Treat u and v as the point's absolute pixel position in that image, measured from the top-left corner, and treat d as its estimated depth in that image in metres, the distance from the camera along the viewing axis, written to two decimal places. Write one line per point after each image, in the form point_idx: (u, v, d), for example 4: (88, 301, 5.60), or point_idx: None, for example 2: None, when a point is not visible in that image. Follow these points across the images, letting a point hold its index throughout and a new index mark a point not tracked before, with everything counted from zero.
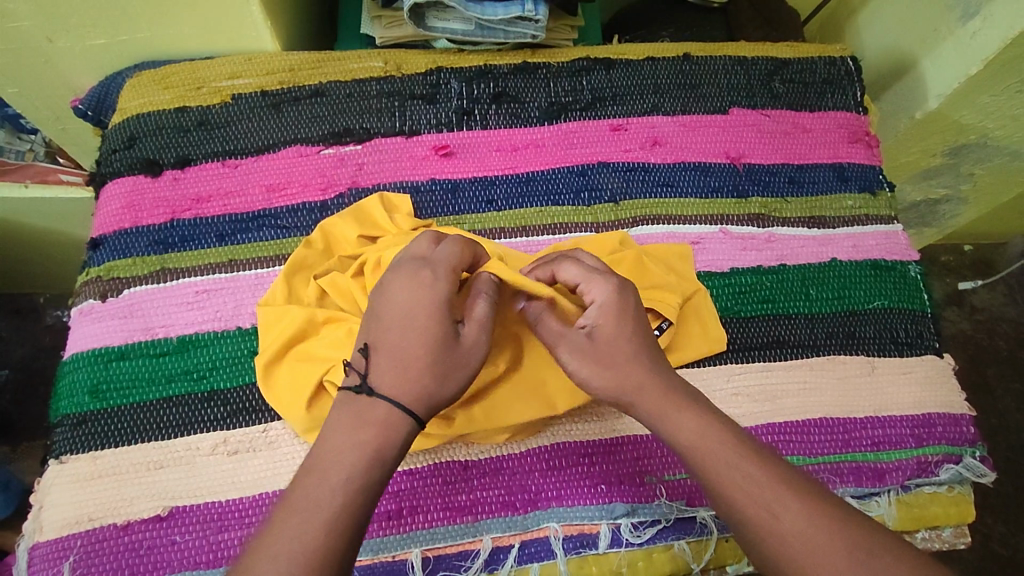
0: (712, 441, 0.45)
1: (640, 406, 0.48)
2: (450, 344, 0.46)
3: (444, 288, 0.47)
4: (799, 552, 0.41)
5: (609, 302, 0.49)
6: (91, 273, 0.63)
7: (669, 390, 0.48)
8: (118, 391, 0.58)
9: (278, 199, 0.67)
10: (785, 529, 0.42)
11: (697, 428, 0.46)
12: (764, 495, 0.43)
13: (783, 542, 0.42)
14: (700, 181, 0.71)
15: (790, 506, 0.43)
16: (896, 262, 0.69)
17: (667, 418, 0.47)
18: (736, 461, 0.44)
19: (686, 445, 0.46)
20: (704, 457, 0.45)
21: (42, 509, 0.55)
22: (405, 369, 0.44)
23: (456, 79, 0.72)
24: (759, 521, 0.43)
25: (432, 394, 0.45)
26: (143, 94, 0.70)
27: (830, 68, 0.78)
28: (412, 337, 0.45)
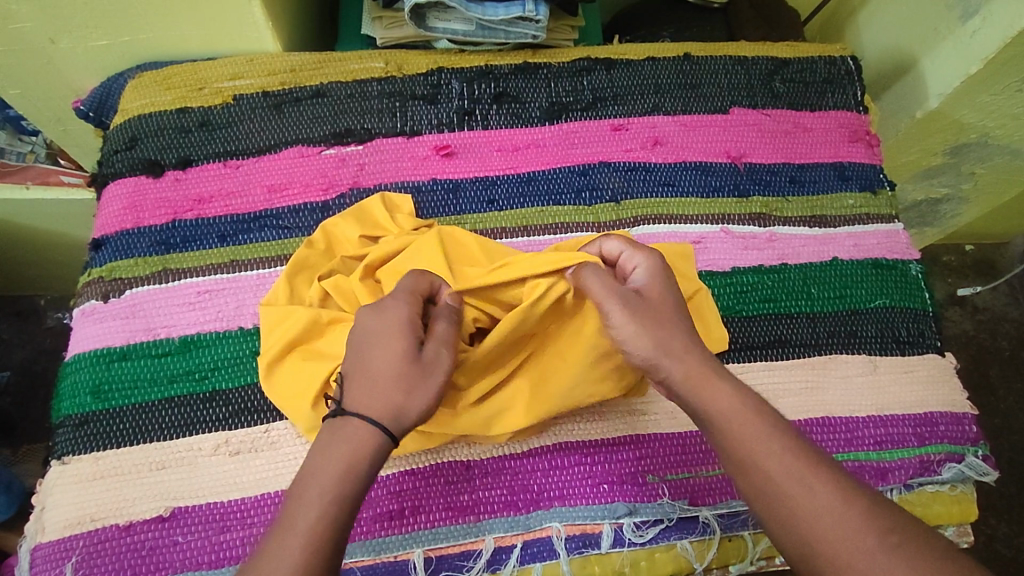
0: (746, 418, 0.46)
1: (677, 370, 0.48)
2: (413, 361, 0.46)
3: (399, 313, 0.48)
4: (822, 534, 0.42)
5: (654, 271, 0.52)
6: (93, 274, 0.63)
7: (705, 361, 0.48)
8: (120, 392, 0.58)
9: (280, 200, 0.67)
10: (821, 503, 0.43)
11: (734, 401, 0.47)
12: (791, 476, 0.44)
13: (818, 517, 0.42)
14: (701, 180, 0.71)
15: (816, 490, 0.43)
16: (897, 261, 0.69)
17: (705, 391, 0.47)
18: (768, 439, 0.45)
19: (723, 418, 0.46)
20: (738, 433, 0.45)
21: (44, 510, 0.55)
22: (372, 390, 0.45)
23: (457, 79, 0.72)
24: (795, 496, 0.43)
25: (404, 411, 0.45)
26: (145, 94, 0.70)
27: (830, 67, 0.78)
28: (376, 359, 0.46)
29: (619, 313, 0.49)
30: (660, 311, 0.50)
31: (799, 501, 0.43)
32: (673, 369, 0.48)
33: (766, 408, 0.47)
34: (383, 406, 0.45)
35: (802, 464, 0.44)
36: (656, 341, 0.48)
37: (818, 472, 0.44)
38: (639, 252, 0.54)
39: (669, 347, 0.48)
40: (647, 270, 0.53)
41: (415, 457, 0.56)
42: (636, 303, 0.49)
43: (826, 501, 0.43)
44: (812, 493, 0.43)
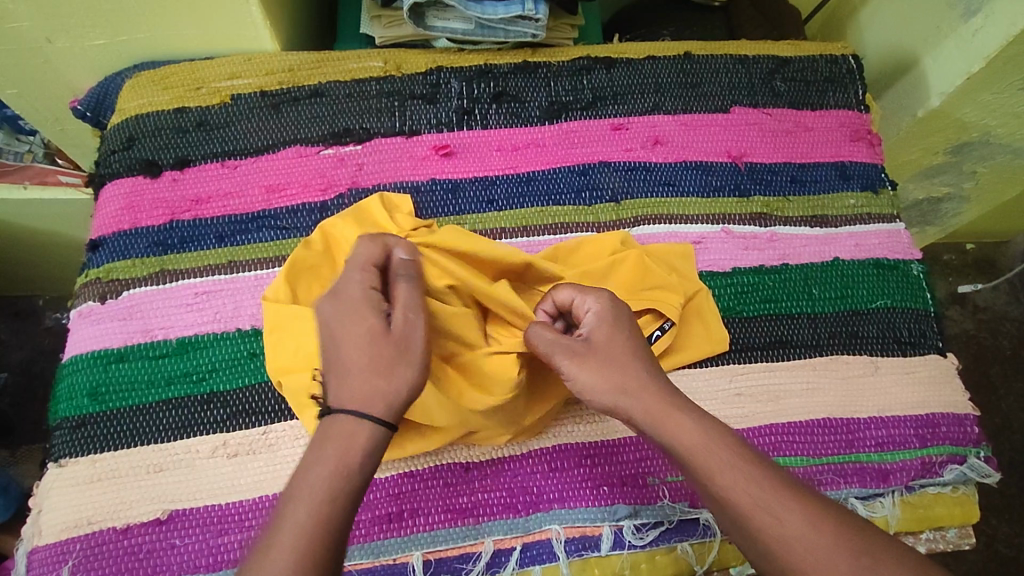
0: (702, 449, 0.45)
1: (637, 409, 0.47)
2: (383, 337, 0.46)
3: (356, 289, 0.48)
4: (794, 560, 0.41)
5: (605, 313, 0.51)
6: (90, 274, 0.63)
7: (658, 393, 0.48)
8: (118, 393, 0.58)
9: (278, 200, 0.67)
10: (787, 531, 0.42)
11: (696, 433, 0.46)
12: (752, 503, 0.43)
13: (786, 545, 0.42)
14: (702, 180, 0.70)
15: (782, 517, 0.42)
16: (899, 261, 0.69)
17: (661, 426, 0.46)
18: (735, 467, 0.44)
19: (683, 450, 0.45)
20: (699, 464, 0.45)
21: (42, 512, 0.54)
22: (347, 375, 0.45)
23: (456, 78, 0.72)
24: (761, 523, 0.43)
25: (386, 393, 0.45)
26: (142, 94, 0.70)
27: (831, 66, 0.78)
28: (346, 340, 0.46)
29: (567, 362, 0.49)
30: (610, 350, 0.50)
31: (761, 526, 0.43)
32: (631, 408, 0.48)
33: (725, 435, 0.46)
34: (363, 392, 0.44)
35: (772, 486, 0.44)
36: (609, 385, 0.48)
37: (783, 495, 0.43)
38: (588, 295, 0.52)
39: (621, 387, 0.48)
40: (598, 312, 0.51)
41: (416, 459, 0.55)
42: (581, 347, 0.50)
43: (792, 525, 0.42)
44: (784, 513, 0.43)
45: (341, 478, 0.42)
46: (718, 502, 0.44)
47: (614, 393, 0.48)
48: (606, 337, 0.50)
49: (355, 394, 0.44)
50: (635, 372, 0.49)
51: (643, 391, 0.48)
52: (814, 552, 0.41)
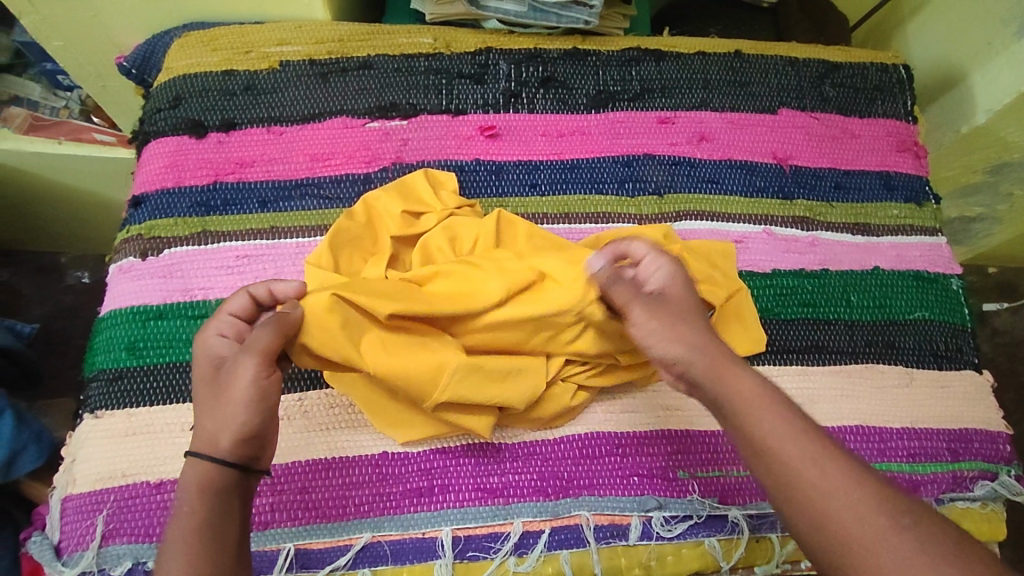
0: (755, 400, 0.43)
1: (695, 359, 0.45)
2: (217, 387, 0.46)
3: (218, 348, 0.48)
4: (840, 521, 0.38)
5: (675, 276, 0.49)
6: (131, 231, 0.63)
7: (718, 348, 0.45)
8: (156, 349, 0.58)
9: (322, 169, 0.66)
10: (834, 488, 0.39)
11: (749, 386, 0.43)
12: (803, 459, 0.40)
13: (834, 502, 0.39)
14: (746, 180, 0.70)
15: (833, 475, 0.40)
16: (939, 275, 0.68)
17: (719, 377, 0.44)
18: (786, 421, 0.42)
19: (740, 401, 0.43)
20: (747, 416, 0.42)
21: (75, 461, 0.55)
22: (205, 420, 0.45)
23: (505, 61, 0.72)
24: (810, 479, 0.40)
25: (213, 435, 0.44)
26: (191, 54, 0.70)
27: (882, 75, 0.77)
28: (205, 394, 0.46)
29: (644, 316, 0.47)
30: (681, 309, 0.47)
31: (806, 482, 0.40)
32: (691, 360, 0.45)
33: (776, 391, 0.44)
34: (202, 437, 0.45)
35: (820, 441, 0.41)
36: (682, 338, 0.45)
37: (834, 456, 0.40)
38: (663, 258, 0.51)
39: (690, 340, 0.45)
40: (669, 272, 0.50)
41: (428, 439, 0.56)
42: (657, 304, 0.47)
43: (841, 482, 0.39)
44: (833, 471, 0.40)
45: (188, 516, 0.42)
46: (765, 458, 0.41)
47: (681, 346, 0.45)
48: (680, 297, 0.48)
49: (195, 440, 0.45)
50: (698, 329, 0.46)
51: (704, 343, 0.45)
52: (858, 514, 0.38)
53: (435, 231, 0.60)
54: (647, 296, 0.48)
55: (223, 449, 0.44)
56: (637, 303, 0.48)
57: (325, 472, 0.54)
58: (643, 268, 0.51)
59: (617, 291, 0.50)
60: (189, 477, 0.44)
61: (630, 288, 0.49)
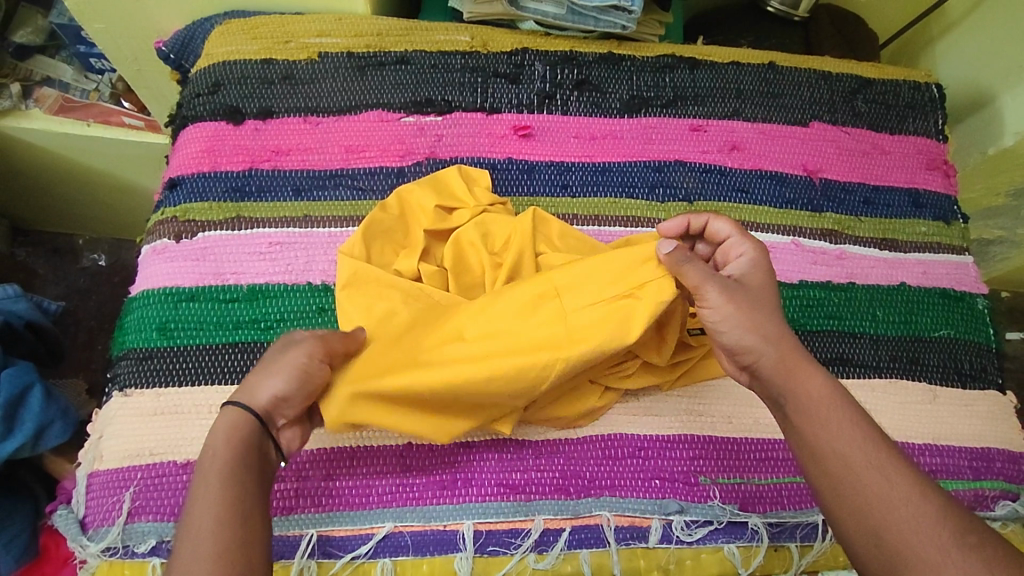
0: (825, 403, 0.46)
1: (772, 355, 0.48)
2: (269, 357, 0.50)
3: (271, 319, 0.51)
4: (889, 522, 0.41)
5: (756, 266, 0.52)
6: (166, 213, 0.64)
7: (794, 347, 0.48)
8: (186, 331, 0.58)
9: (356, 160, 0.67)
10: (894, 494, 0.42)
11: (822, 388, 0.47)
12: (864, 459, 0.43)
13: (890, 507, 0.42)
14: (776, 190, 0.70)
15: (894, 481, 0.42)
16: (965, 293, 0.69)
17: (791, 376, 0.47)
18: (855, 425, 0.45)
19: (814, 400, 0.46)
20: (817, 416, 0.46)
21: (104, 438, 0.55)
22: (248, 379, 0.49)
23: (541, 62, 0.72)
24: (871, 482, 0.43)
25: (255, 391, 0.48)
26: (231, 42, 0.70)
27: (914, 92, 0.77)
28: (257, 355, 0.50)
29: (718, 297, 0.49)
30: (760, 298, 0.50)
31: (865, 484, 0.43)
32: (765, 351, 0.48)
33: (848, 398, 0.47)
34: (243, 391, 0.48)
35: (885, 449, 0.44)
36: (758, 326, 0.48)
37: (897, 465, 0.43)
38: (747, 243, 0.53)
39: (766, 332, 0.48)
40: (751, 259, 0.53)
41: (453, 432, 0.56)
42: (735, 289, 0.49)
43: (901, 490, 0.42)
44: (895, 477, 0.42)
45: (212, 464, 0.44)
46: (821, 455, 0.44)
47: (757, 336, 0.48)
48: (757, 287, 0.51)
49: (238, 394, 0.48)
50: (777, 322, 0.49)
51: (781, 340, 0.48)
52: (913, 520, 0.41)
53: (468, 227, 0.60)
54: (722, 278, 0.50)
55: (260, 404, 0.47)
56: (712, 284, 0.49)
57: (349, 460, 0.55)
58: (726, 249, 0.54)
59: (688, 272, 0.49)
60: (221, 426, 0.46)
61: (704, 268, 0.50)
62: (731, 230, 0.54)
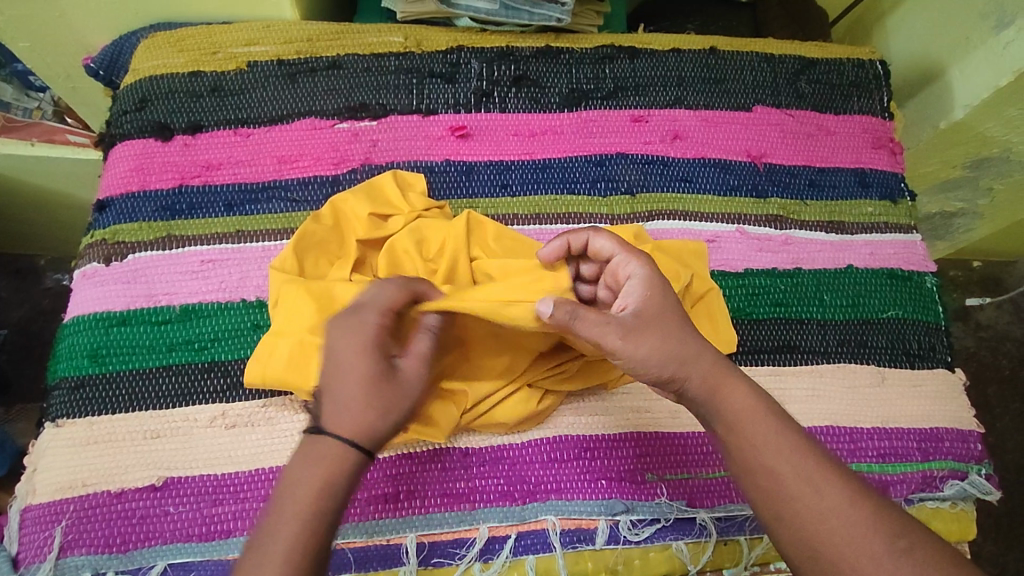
0: (752, 416, 0.45)
1: (694, 374, 0.46)
2: (388, 379, 0.45)
3: (371, 329, 0.46)
4: (824, 537, 0.42)
5: (646, 284, 0.49)
6: (96, 235, 0.62)
7: (716, 361, 0.47)
8: (118, 356, 0.57)
9: (289, 171, 0.66)
10: (825, 506, 0.42)
11: (747, 400, 0.46)
12: (795, 473, 0.43)
13: (822, 519, 0.42)
14: (720, 178, 0.69)
15: (824, 491, 0.43)
16: (913, 272, 0.68)
17: (718, 393, 0.46)
18: (782, 435, 0.45)
19: (739, 414, 0.46)
20: (745, 431, 0.45)
21: (36, 471, 0.54)
22: (343, 404, 0.44)
23: (476, 59, 0.71)
24: (803, 496, 0.43)
25: (370, 423, 0.44)
26: (157, 56, 0.69)
27: (858, 71, 0.76)
28: (348, 373, 0.45)
29: (619, 343, 0.45)
30: (663, 328, 0.47)
31: (798, 500, 0.43)
32: (688, 374, 0.46)
33: (773, 405, 0.46)
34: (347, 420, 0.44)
35: (814, 456, 0.44)
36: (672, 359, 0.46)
37: (829, 473, 0.43)
38: (631, 260, 0.51)
39: (678, 357, 0.46)
40: (640, 280, 0.50)
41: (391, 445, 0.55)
42: (633, 328, 0.46)
43: (832, 501, 0.42)
44: (826, 488, 0.43)
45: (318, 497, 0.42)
46: (751, 471, 0.44)
47: (673, 365, 0.46)
48: (659, 309, 0.48)
49: (333, 421, 0.44)
50: (694, 339, 0.47)
51: (699, 358, 0.47)
52: (842, 530, 0.42)
53: (403, 237, 0.58)
54: (619, 318, 0.46)
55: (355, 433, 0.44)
56: (609, 330, 0.45)
57: None
58: (615, 268, 0.52)
59: (580, 326, 0.45)
60: (323, 449, 0.43)
61: (595, 315, 0.45)
62: (614, 242, 0.53)
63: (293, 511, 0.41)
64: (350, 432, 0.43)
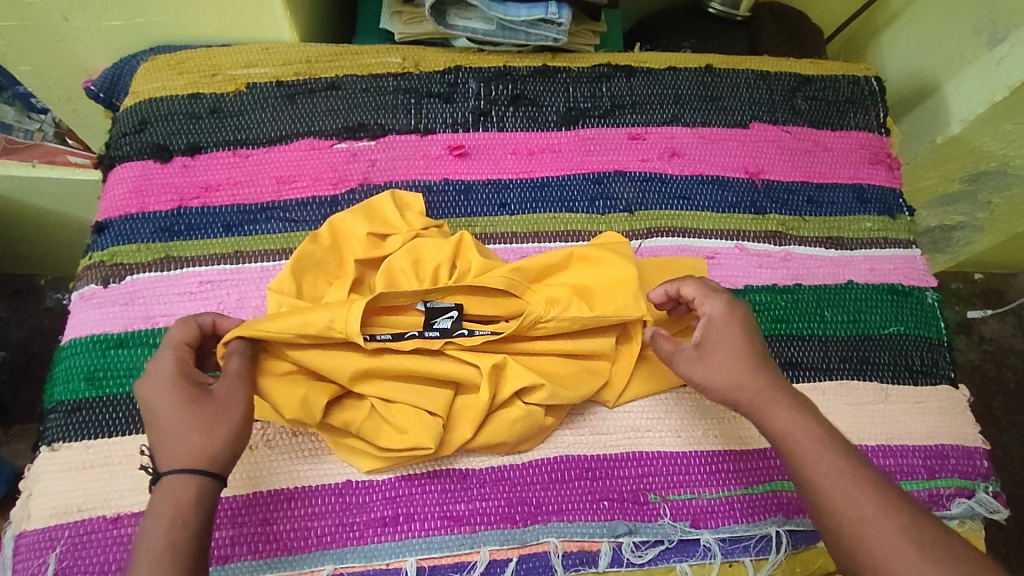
0: (796, 432, 0.48)
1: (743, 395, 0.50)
2: (205, 402, 0.47)
3: (168, 365, 0.48)
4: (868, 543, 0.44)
5: (718, 318, 0.52)
6: (94, 257, 0.62)
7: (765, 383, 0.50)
8: (115, 379, 0.57)
9: (288, 192, 0.66)
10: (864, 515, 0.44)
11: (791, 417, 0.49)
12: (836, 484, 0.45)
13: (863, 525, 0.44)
14: (718, 195, 0.70)
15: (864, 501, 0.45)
16: (914, 287, 0.68)
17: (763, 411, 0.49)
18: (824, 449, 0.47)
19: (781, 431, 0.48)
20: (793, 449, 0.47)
21: (31, 497, 0.54)
22: (169, 438, 0.46)
23: (474, 79, 0.71)
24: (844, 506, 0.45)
25: (206, 448, 0.45)
26: (157, 78, 0.69)
27: (854, 87, 0.77)
28: (164, 411, 0.46)
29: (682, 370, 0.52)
30: (727, 358, 0.51)
31: (842, 510, 0.45)
32: (740, 397, 0.50)
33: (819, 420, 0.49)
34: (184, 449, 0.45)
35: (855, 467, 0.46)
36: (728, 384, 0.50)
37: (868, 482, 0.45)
38: (710, 302, 0.53)
39: (732, 381, 0.50)
40: (716, 317, 0.52)
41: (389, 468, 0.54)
42: (694, 358, 0.52)
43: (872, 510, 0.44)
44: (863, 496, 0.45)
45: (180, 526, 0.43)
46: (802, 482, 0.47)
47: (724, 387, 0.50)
48: (722, 338, 0.51)
49: (169, 453, 0.45)
50: (748, 366, 0.50)
51: (752, 381, 0.50)
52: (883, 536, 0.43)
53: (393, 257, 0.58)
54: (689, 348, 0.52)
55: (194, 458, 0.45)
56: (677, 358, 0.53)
57: (287, 503, 0.53)
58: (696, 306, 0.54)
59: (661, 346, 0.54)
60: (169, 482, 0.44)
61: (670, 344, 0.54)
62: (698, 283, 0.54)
63: (156, 543, 0.42)
64: (189, 459, 0.45)
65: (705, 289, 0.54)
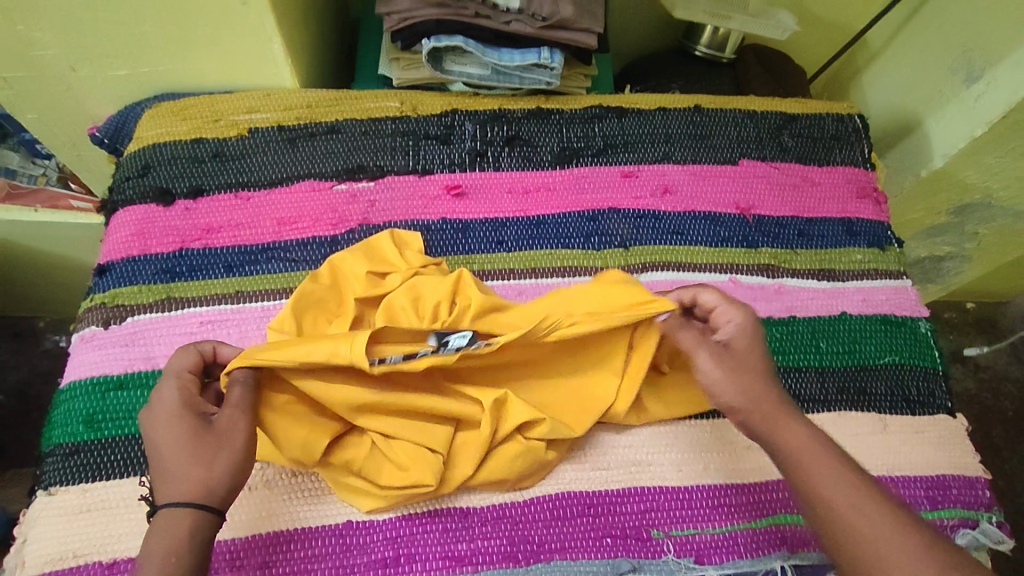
0: (807, 451, 0.48)
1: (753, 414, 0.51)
2: (207, 434, 0.47)
3: (170, 399, 0.48)
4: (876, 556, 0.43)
5: (747, 328, 0.54)
6: (95, 299, 0.63)
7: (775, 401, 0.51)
8: (114, 421, 0.57)
9: (288, 232, 0.67)
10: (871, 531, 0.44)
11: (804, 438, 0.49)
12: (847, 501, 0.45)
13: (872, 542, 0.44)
14: (711, 230, 0.71)
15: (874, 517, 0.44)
16: (906, 317, 0.69)
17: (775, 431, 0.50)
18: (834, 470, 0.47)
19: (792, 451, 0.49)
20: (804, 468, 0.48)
21: (25, 543, 0.53)
22: (167, 472, 0.46)
23: (470, 121, 0.73)
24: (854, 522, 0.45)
25: (205, 479, 0.45)
26: (161, 124, 0.71)
27: (838, 124, 0.79)
28: (166, 444, 0.46)
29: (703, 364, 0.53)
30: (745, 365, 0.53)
31: (853, 525, 0.45)
32: (752, 409, 0.51)
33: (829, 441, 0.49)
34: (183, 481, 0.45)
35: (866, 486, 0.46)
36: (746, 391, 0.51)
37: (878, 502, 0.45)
38: (736, 310, 0.55)
39: (750, 391, 0.51)
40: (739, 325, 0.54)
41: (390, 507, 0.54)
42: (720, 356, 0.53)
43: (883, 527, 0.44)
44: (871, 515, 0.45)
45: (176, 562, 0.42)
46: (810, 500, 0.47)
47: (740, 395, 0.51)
48: (747, 348, 0.53)
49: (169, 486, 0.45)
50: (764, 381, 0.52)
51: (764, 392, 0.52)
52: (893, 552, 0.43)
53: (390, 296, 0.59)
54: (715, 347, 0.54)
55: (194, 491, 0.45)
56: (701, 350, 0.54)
57: (286, 545, 0.52)
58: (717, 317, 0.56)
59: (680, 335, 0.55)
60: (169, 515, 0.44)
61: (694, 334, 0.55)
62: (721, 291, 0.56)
63: None
64: (189, 492, 0.45)
65: (728, 299, 0.56)
